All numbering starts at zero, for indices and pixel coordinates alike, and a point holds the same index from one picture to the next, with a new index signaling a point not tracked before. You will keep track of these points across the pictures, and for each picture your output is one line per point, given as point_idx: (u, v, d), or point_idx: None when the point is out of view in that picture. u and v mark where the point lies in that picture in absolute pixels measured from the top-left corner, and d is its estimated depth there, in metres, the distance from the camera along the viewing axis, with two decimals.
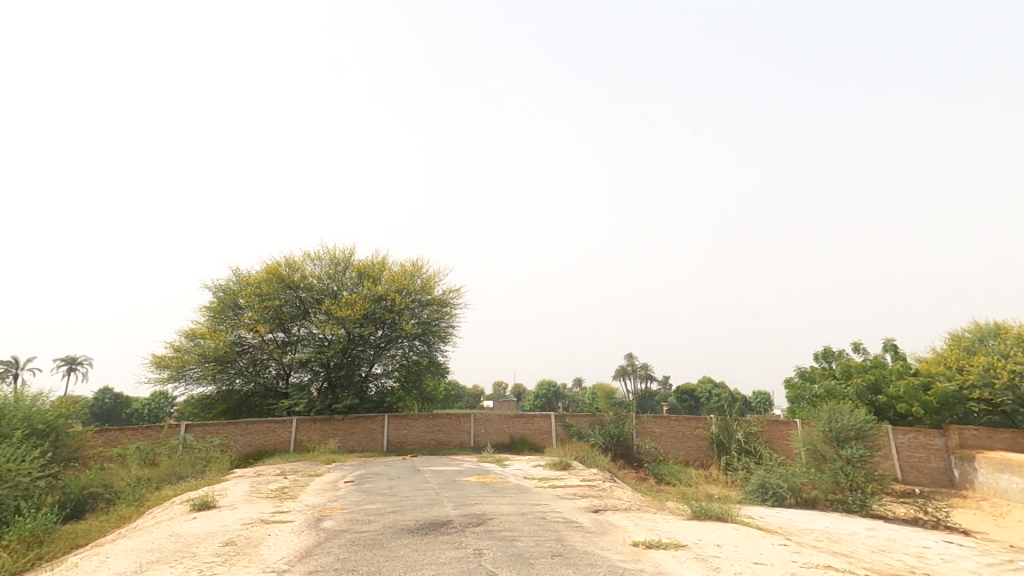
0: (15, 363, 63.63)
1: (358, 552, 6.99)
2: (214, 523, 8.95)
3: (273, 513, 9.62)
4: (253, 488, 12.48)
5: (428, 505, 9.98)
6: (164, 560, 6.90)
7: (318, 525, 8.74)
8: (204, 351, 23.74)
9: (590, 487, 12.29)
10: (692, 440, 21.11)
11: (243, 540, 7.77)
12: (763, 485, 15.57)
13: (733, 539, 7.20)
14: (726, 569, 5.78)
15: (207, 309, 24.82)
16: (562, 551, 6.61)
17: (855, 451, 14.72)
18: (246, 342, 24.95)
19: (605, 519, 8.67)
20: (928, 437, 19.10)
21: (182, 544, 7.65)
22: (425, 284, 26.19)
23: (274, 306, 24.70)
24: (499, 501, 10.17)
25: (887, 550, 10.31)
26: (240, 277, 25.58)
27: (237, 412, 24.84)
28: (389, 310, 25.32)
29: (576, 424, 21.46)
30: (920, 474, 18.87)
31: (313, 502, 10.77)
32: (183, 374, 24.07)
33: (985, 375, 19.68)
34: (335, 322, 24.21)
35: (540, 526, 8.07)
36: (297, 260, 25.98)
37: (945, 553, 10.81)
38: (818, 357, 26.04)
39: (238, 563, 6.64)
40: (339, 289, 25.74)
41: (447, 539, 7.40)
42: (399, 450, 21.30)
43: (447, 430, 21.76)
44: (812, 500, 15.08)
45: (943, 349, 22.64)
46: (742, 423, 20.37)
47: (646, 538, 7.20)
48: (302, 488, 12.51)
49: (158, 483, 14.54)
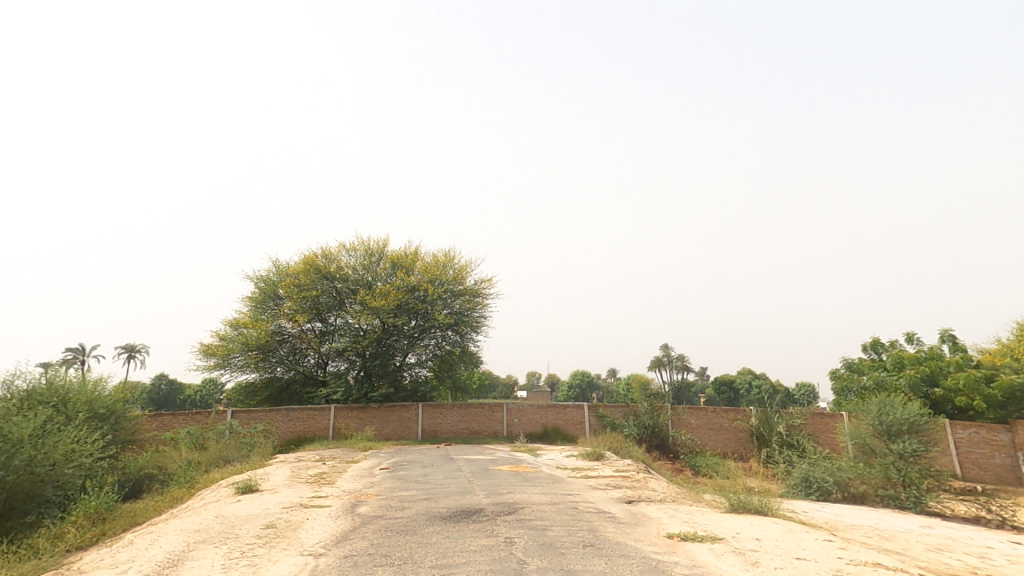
0: (81, 351, 68.02)
1: (391, 538, 7.06)
2: (257, 506, 9.27)
3: (312, 498, 9.89)
4: (295, 473, 12.89)
5: (460, 494, 10.05)
6: (210, 541, 7.16)
7: (354, 510, 8.92)
8: (247, 340, 24.61)
9: (624, 478, 12.11)
10: (731, 432, 20.51)
11: (283, 523, 8.00)
12: (806, 478, 15.07)
13: (774, 533, 6.90)
14: (765, 564, 5.53)
15: (250, 300, 25.73)
16: (594, 541, 6.51)
17: (908, 445, 13.99)
18: (286, 332, 25.68)
19: (639, 510, 8.52)
20: (991, 432, 17.94)
21: (227, 525, 7.94)
22: (456, 275, 26.36)
23: (312, 296, 25.35)
24: (531, 490, 10.15)
25: (944, 549, 9.74)
26: (280, 268, 26.36)
27: (279, 399, 25.72)
28: (422, 300, 25.60)
29: (610, 415, 21.21)
30: (982, 472, 17.82)
31: (349, 488, 11.02)
32: (228, 362, 25.05)
33: None
34: (370, 312, 24.66)
35: (572, 516, 7.99)
36: (333, 251, 26.55)
37: (1009, 553, 10.13)
38: (868, 348, 24.85)
39: (277, 546, 6.82)
40: (373, 280, 26.20)
41: (479, 527, 7.40)
42: (433, 439, 21.58)
43: (481, 419, 21.91)
44: (861, 495, 14.48)
45: (1009, 341, 21.19)
46: (783, 415, 19.72)
47: (681, 531, 7.01)
48: (339, 474, 12.83)
49: (207, 466, 15.18)
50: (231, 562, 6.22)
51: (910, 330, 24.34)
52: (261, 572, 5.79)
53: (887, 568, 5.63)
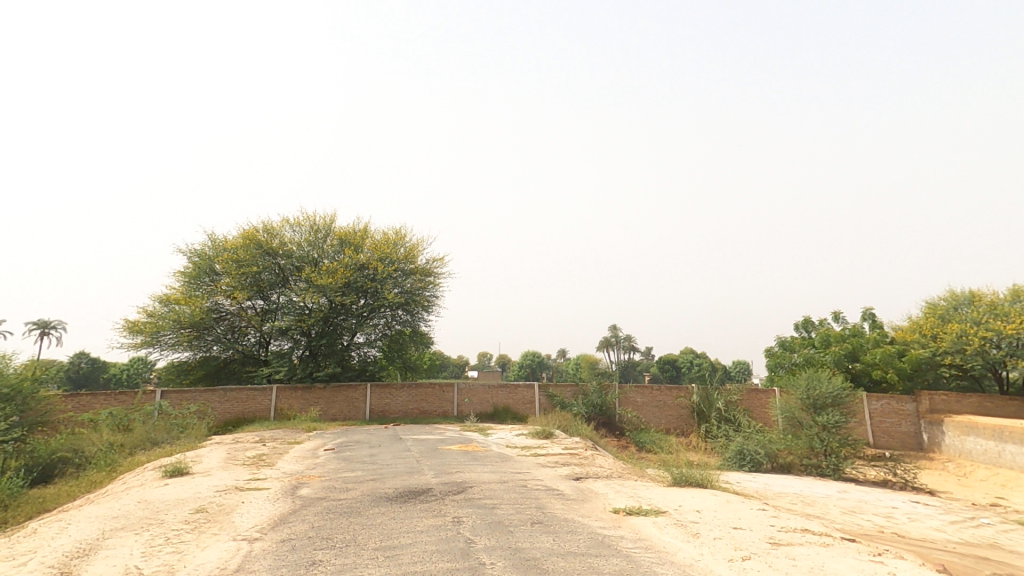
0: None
1: (333, 520, 6.81)
2: (186, 489, 8.72)
3: (248, 480, 9.44)
4: (230, 454, 12.28)
5: (408, 474, 9.88)
6: (130, 527, 6.66)
7: (295, 492, 8.56)
8: (179, 317, 23.15)
9: (572, 455, 12.28)
10: (673, 409, 21.29)
11: (215, 507, 7.56)
12: (740, 451, 15.88)
13: (712, 505, 7.17)
14: (705, 534, 5.71)
15: (182, 275, 24.17)
16: (542, 518, 6.53)
17: (831, 417, 14.96)
18: (223, 309, 24.32)
19: (586, 486, 8.66)
20: (900, 403, 19.56)
21: (150, 511, 7.40)
22: (408, 253, 25.69)
23: (252, 273, 24.07)
24: (480, 469, 10.11)
25: (858, 512, 10.55)
26: (216, 242, 24.83)
27: (216, 379, 24.52)
28: (371, 279, 24.80)
29: (560, 394, 21.56)
30: (890, 438, 19.37)
31: (290, 469, 10.61)
32: (158, 340, 23.53)
33: (958, 342, 20.30)
34: (316, 291, 23.68)
35: (521, 494, 8.00)
36: (276, 226, 25.23)
37: (912, 512, 11.11)
38: (799, 327, 26.36)
39: (207, 531, 6.43)
40: (319, 257, 25.15)
41: (426, 507, 7.27)
42: (382, 419, 21.21)
43: (430, 399, 21.67)
44: (787, 465, 15.39)
45: (918, 316, 22.64)
46: (722, 392, 20.66)
47: (626, 505, 7.15)
48: (280, 455, 12.35)
49: (132, 448, 14.24)
50: (153, 549, 5.80)
51: (837, 309, 26.06)
52: (187, 559, 5.43)
53: (814, 533, 5.94)
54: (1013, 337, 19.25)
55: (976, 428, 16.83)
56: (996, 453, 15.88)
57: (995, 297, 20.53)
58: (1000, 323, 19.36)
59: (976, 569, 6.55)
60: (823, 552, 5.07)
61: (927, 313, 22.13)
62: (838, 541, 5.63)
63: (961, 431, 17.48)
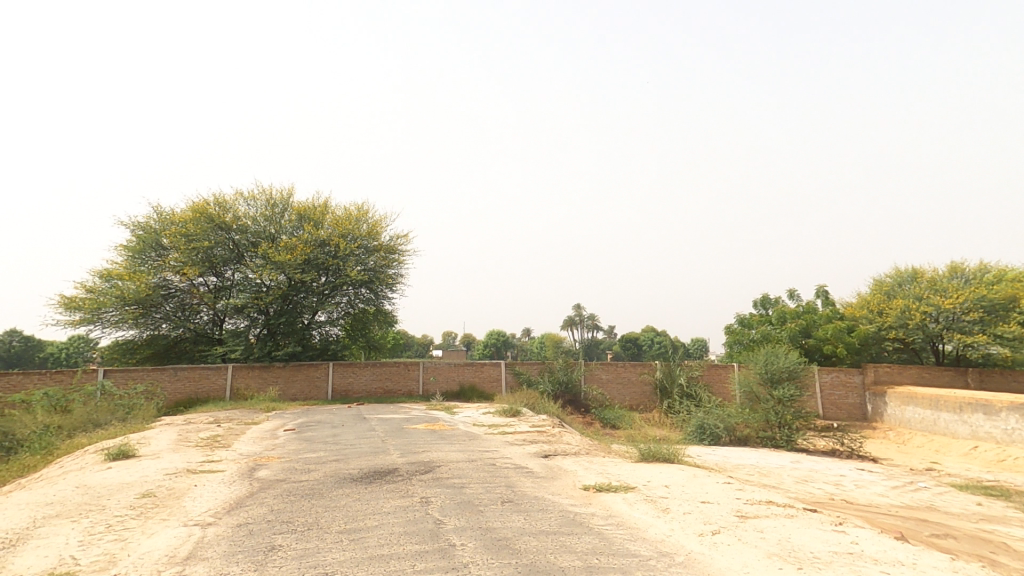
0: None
1: (294, 503, 6.51)
2: (132, 473, 8.20)
3: (202, 462, 8.97)
4: (181, 436, 11.66)
5: (373, 454, 9.63)
6: (67, 515, 6.17)
7: (252, 474, 8.17)
8: (122, 293, 21.83)
9: (540, 433, 12.27)
10: (637, 385, 21.67)
11: (164, 491, 7.11)
12: (701, 425, 16.33)
13: (679, 479, 7.23)
14: (674, 509, 5.71)
15: (126, 249, 22.74)
16: (512, 497, 6.43)
17: (786, 391, 15.46)
18: (172, 285, 23.07)
19: (555, 463, 8.63)
20: (848, 376, 20.54)
21: (90, 496, 6.89)
22: (371, 230, 24.90)
23: (204, 248, 22.85)
24: (448, 448, 9.95)
25: (810, 480, 11.01)
26: (163, 215, 23.39)
27: (165, 358, 23.38)
28: (333, 256, 23.96)
29: (526, 371, 21.59)
30: (838, 410, 20.35)
31: (247, 450, 10.18)
32: (100, 318, 22.14)
33: (901, 317, 21.41)
34: (274, 267, 22.68)
35: (490, 473, 7.89)
36: (229, 199, 23.93)
37: (858, 479, 11.68)
38: (757, 304, 27.21)
39: (155, 517, 6.02)
40: (277, 232, 24.06)
41: (392, 488, 7.04)
42: (345, 398, 20.75)
43: (395, 377, 21.30)
44: (744, 438, 15.97)
45: (866, 293, 23.72)
46: (684, 368, 21.16)
47: (595, 482, 7.13)
48: (236, 436, 11.84)
49: (71, 430, 13.36)
50: (93, 537, 5.38)
51: (792, 287, 27.02)
52: (131, 547, 5.05)
53: (778, 505, 6.03)
54: (950, 311, 20.45)
55: (914, 399, 17.82)
56: (932, 421, 16.88)
57: (935, 273, 21.69)
58: (940, 298, 20.50)
59: (918, 529, 6.85)
60: (789, 523, 5.11)
61: (875, 289, 23.18)
62: (802, 512, 5.71)
63: (901, 402, 18.49)
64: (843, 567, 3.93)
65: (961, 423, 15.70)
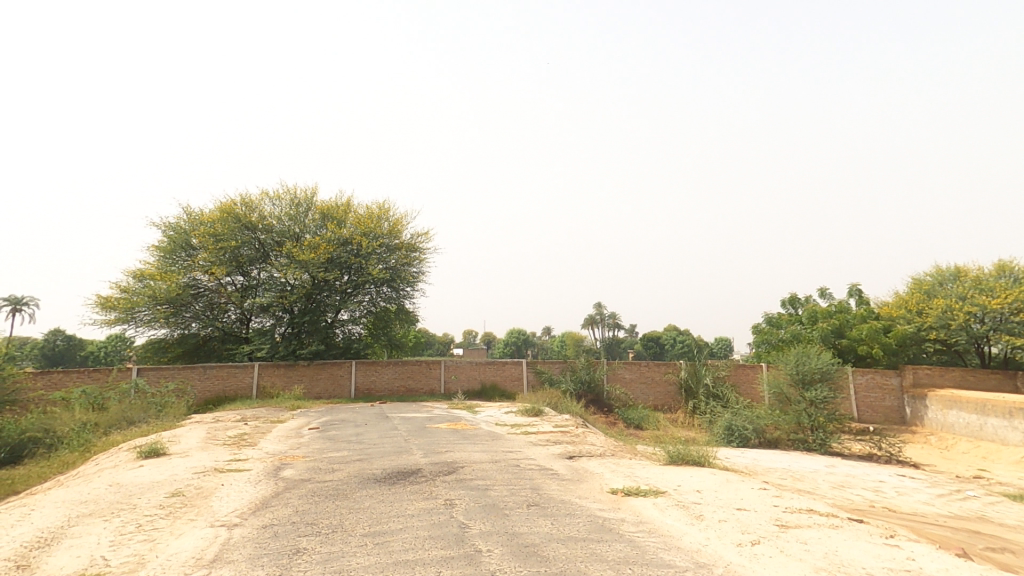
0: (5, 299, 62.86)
1: (319, 504, 6.47)
2: (162, 471, 8.29)
3: (229, 461, 9.04)
4: (210, 434, 11.82)
5: (396, 453, 9.58)
6: (99, 514, 6.23)
7: (278, 473, 8.19)
8: (154, 293, 22.35)
9: (563, 433, 12.10)
10: (661, 385, 21.30)
11: (192, 491, 7.16)
12: (728, 427, 15.89)
13: (712, 484, 6.96)
14: (709, 517, 5.46)
15: (157, 250, 23.27)
16: (538, 500, 6.27)
17: (819, 392, 14.95)
18: (201, 285, 23.53)
19: (580, 465, 8.43)
20: (884, 377, 19.80)
21: (122, 495, 6.97)
22: (392, 228, 24.98)
23: (231, 248, 23.23)
24: (471, 448, 9.82)
25: (847, 486, 10.57)
26: (192, 215, 23.88)
27: (195, 356, 23.90)
28: (355, 254, 24.13)
29: (547, 371, 21.37)
30: (874, 413, 19.63)
31: (273, 449, 10.24)
32: (133, 317, 22.72)
33: (942, 318, 20.59)
34: (298, 266, 22.94)
35: (515, 474, 7.74)
36: (255, 199, 24.29)
37: (899, 486, 11.19)
38: (786, 303, 26.48)
39: (183, 517, 6.04)
40: (301, 231, 24.35)
41: (416, 489, 6.95)
42: (368, 397, 20.86)
43: (417, 377, 21.34)
44: (775, 440, 15.53)
45: (903, 292, 22.89)
46: (711, 368, 20.63)
47: (624, 486, 6.91)
48: (262, 435, 11.95)
49: (107, 428, 13.68)
50: (124, 538, 5.40)
51: (823, 285, 26.24)
52: (159, 549, 5.05)
53: (820, 514, 5.72)
54: (997, 312, 19.56)
55: (958, 402, 17.08)
56: (979, 426, 16.16)
57: (980, 272, 20.80)
58: (985, 298, 19.60)
59: (971, 542, 6.45)
60: (834, 535, 4.83)
61: (913, 288, 22.33)
62: (847, 523, 5.41)
63: (943, 405, 17.74)
64: None
65: (1011, 429, 14.98)
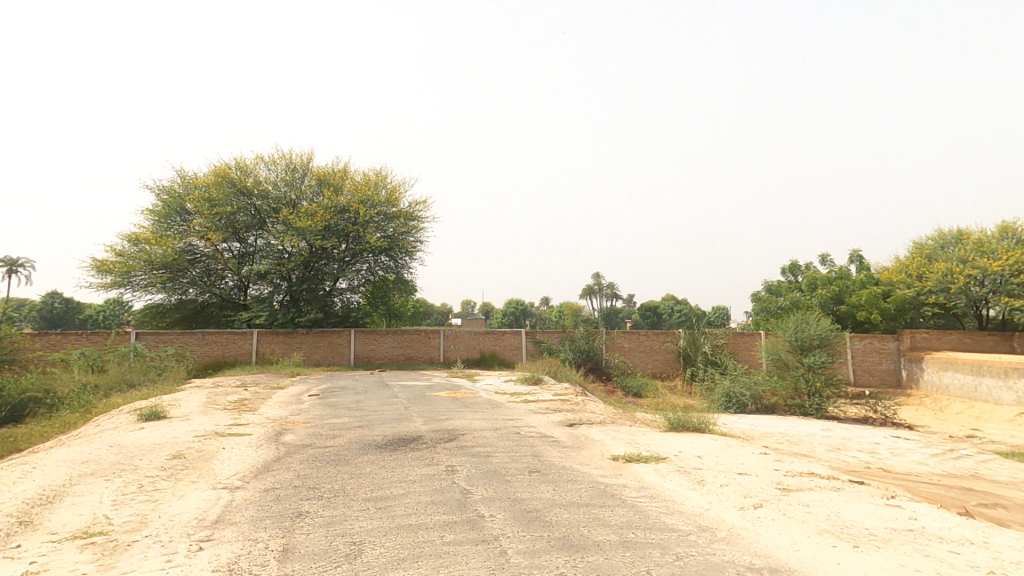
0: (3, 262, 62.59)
1: (320, 468, 6.48)
2: (163, 434, 8.30)
3: (230, 425, 9.03)
4: (210, 399, 11.83)
5: (397, 420, 9.59)
6: (100, 474, 6.23)
7: (278, 439, 8.20)
8: (150, 257, 22.14)
9: (563, 401, 12.16)
10: (660, 353, 21.41)
11: (194, 453, 7.16)
12: (726, 393, 16.03)
13: (713, 450, 6.97)
14: (711, 481, 5.47)
15: (152, 214, 22.95)
16: (540, 467, 6.28)
17: (817, 358, 15.02)
18: (198, 251, 23.31)
19: (581, 432, 8.46)
20: (882, 342, 19.92)
21: (124, 456, 6.98)
22: (390, 195, 24.60)
23: (227, 213, 22.89)
24: (471, 416, 9.84)
25: (843, 449, 10.69)
26: (187, 179, 23.48)
27: (193, 322, 23.87)
28: (353, 222, 23.81)
29: (546, 340, 21.42)
30: (870, 376, 19.86)
31: (273, 414, 10.24)
32: (130, 281, 22.57)
33: (942, 281, 20.71)
34: (295, 234, 22.67)
35: (515, 442, 7.76)
36: (249, 163, 23.82)
37: (894, 447, 11.33)
38: (786, 271, 26.41)
39: (185, 479, 6.04)
40: (298, 198, 23.98)
41: (417, 455, 6.96)
42: (367, 364, 20.93)
43: (416, 344, 21.39)
44: (772, 406, 15.68)
45: (904, 257, 22.86)
46: (710, 336, 20.68)
47: (624, 452, 6.93)
48: (262, 400, 11.97)
49: (107, 390, 13.70)
50: (126, 497, 5.40)
51: (824, 253, 26.10)
52: (162, 509, 5.04)
53: (822, 477, 5.73)
54: (997, 274, 19.65)
55: (954, 364, 17.23)
56: (973, 387, 16.33)
57: (982, 235, 20.75)
58: (986, 261, 19.68)
59: (963, 498, 6.50)
60: (836, 497, 4.83)
61: (914, 253, 22.31)
62: (848, 485, 5.42)
63: (939, 367, 17.91)
64: (903, 545, 3.64)
65: (1005, 389, 15.14)
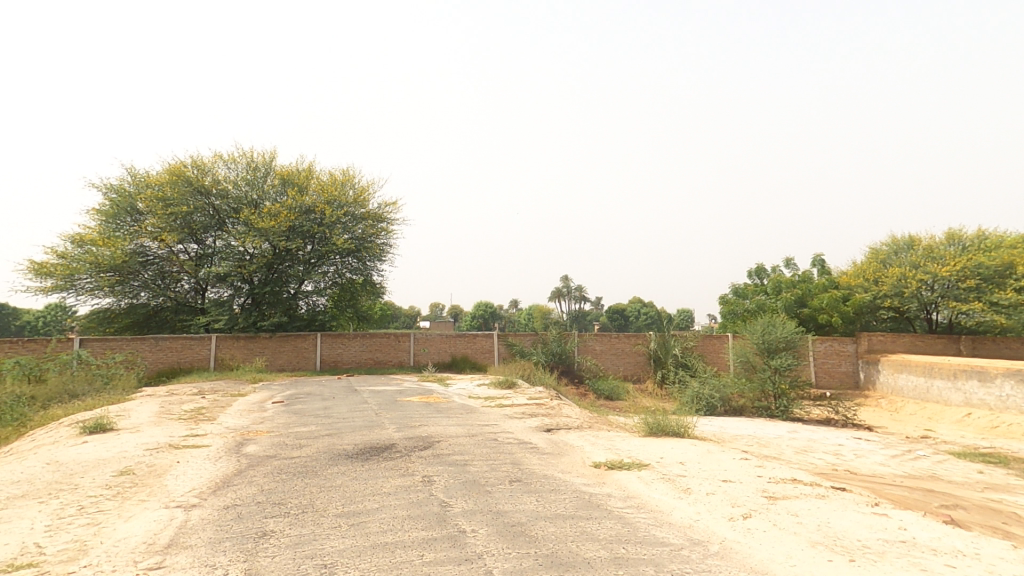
0: None
1: (286, 482, 6.06)
2: (109, 448, 7.67)
3: (185, 437, 8.43)
4: (164, 408, 11.13)
5: (368, 428, 9.17)
6: (34, 496, 5.65)
7: (240, 450, 7.69)
8: (97, 260, 20.86)
9: (538, 405, 11.95)
10: (631, 355, 21.54)
11: (143, 468, 6.61)
12: (695, 395, 16.21)
13: (694, 456, 6.88)
14: (697, 490, 5.34)
15: (99, 214, 21.66)
16: (520, 476, 6.05)
17: (784, 360, 15.30)
18: (150, 252, 22.12)
19: (559, 438, 8.27)
20: (841, 344, 20.59)
21: (62, 474, 6.37)
22: (357, 196, 23.96)
23: (182, 213, 21.78)
24: (445, 422, 9.52)
25: (810, 450, 10.87)
26: (138, 178, 22.28)
27: (145, 327, 22.62)
28: (318, 223, 23.06)
29: (519, 342, 21.18)
30: (830, 378, 20.49)
31: (234, 424, 9.66)
32: (74, 285, 21.19)
33: (897, 285, 21.45)
34: (257, 235, 21.78)
35: (493, 449, 7.50)
36: (208, 162, 22.78)
37: (857, 448, 11.59)
38: (752, 274, 27.04)
39: (133, 498, 5.52)
40: (260, 198, 23.07)
41: (391, 465, 6.62)
42: (333, 369, 20.26)
43: (385, 348, 20.82)
44: (740, 408, 15.93)
45: (861, 262, 23.71)
46: (679, 338, 20.90)
47: (606, 459, 6.75)
48: (222, 409, 11.31)
49: (46, 401, 12.72)
50: (62, 521, 4.87)
51: (789, 256, 26.84)
52: (105, 534, 4.56)
53: (805, 484, 5.68)
54: (945, 279, 20.55)
55: (908, 366, 17.87)
56: (925, 388, 16.97)
57: (931, 241, 21.70)
58: (936, 266, 20.54)
59: (926, 499, 6.60)
60: (823, 505, 4.78)
61: (870, 258, 23.17)
62: (831, 492, 5.38)
63: (894, 369, 18.57)
64: (899, 558, 3.57)
65: (955, 390, 15.77)
